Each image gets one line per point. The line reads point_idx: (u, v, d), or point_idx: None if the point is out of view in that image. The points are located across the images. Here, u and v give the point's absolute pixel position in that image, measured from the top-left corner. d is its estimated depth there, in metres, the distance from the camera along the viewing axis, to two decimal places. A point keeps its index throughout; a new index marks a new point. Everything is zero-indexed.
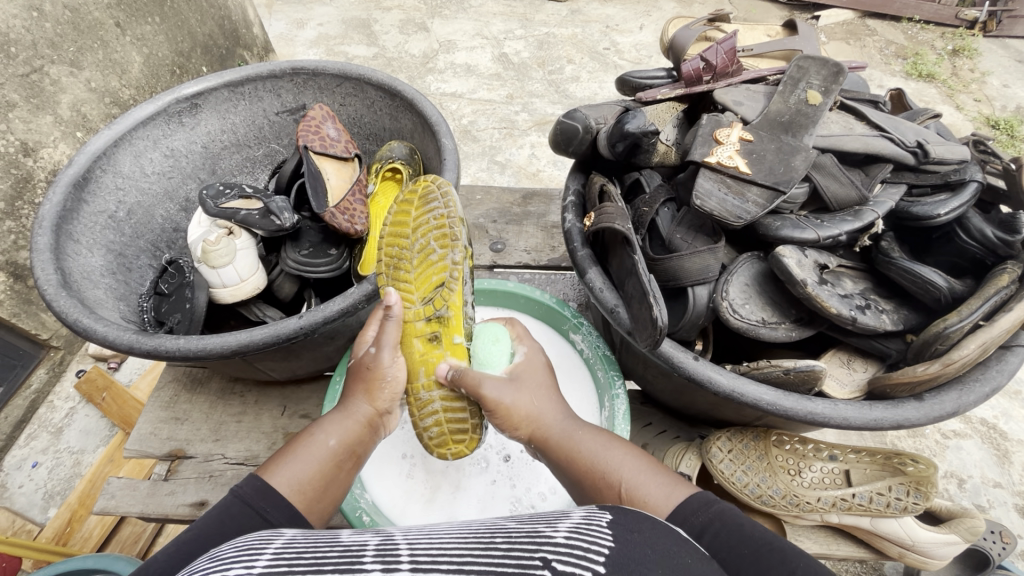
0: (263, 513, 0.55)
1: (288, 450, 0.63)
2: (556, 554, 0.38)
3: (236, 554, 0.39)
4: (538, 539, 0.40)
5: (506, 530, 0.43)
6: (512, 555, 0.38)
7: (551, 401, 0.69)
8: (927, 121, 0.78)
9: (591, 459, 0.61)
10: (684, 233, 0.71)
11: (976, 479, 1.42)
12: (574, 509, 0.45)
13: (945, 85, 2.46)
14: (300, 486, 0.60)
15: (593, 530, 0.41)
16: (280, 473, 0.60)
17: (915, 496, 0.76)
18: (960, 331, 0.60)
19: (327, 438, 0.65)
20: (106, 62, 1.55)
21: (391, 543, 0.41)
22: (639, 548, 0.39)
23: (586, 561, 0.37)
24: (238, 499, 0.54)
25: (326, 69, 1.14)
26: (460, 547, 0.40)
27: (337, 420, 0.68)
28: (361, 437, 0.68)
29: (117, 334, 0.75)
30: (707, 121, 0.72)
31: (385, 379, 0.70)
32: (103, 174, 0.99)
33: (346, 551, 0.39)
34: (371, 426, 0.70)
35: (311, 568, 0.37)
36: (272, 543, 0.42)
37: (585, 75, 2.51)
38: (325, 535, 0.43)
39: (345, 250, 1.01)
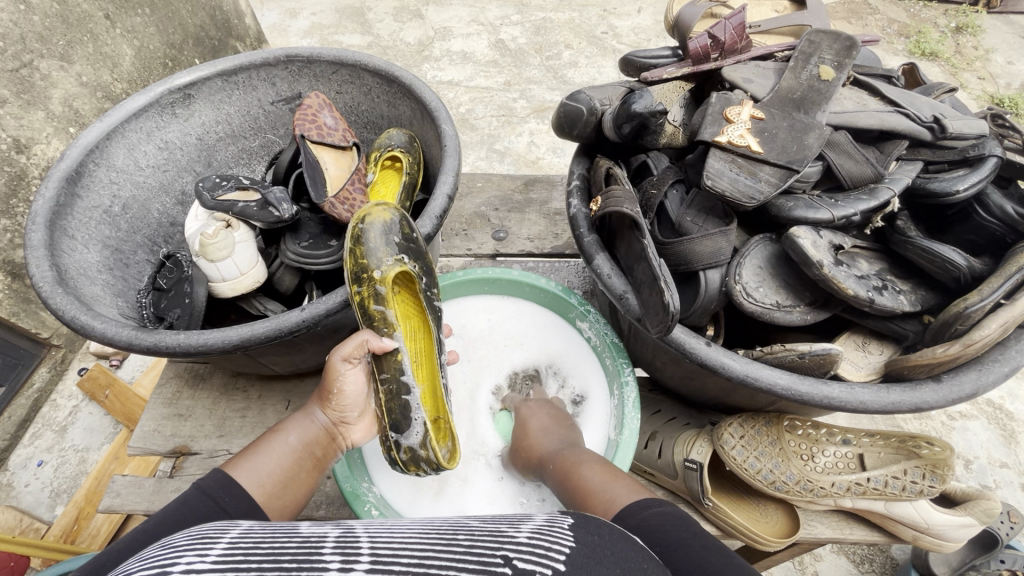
0: (222, 505, 0.59)
1: (252, 448, 0.68)
2: (517, 553, 0.40)
3: (190, 543, 0.40)
4: (501, 539, 0.42)
5: (468, 528, 0.45)
6: (474, 553, 0.40)
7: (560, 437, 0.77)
8: (943, 95, 0.75)
9: (581, 475, 0.66)
10: (694, 215, 0.70)
11: (983, 459, 1.41)
12: (535, 515, 0.48)
13: (949, 63, 2.42)
14: (262, 482, 0.65)
15: (554, 532, 0.43)
16: (244, 469, 0.65)
17: (931, 478, 0.75)
18: (981, 310, 0.58)
19: (288, 435, 0.71)
20: (97, 56, 1.52)
21: (352, 535, 0.41)
22: (597, 549, 0.42)
23: (547, 560, 0.39)
24: (199, 490, 0.59)
25: (321, 56, 1.12)
26: (421, 542, 0.41)
27: (299, 420, 0.73)
28: (321, 439, 0.74)
29: (116, 330, 0.74)
30: (717, 98, 0.69)
31: (330, 383, 0.73)
32: (96, 169, 0.97)
33: (306, 541, 0.40)
34: (329, 432, 0.75)
35: (268, 557, 0.37)
36: (228, 532, 0.43)
37: (583, 60, 2.47)
38: (283, 526, 0.44)
39: (346, 241, 0.98)
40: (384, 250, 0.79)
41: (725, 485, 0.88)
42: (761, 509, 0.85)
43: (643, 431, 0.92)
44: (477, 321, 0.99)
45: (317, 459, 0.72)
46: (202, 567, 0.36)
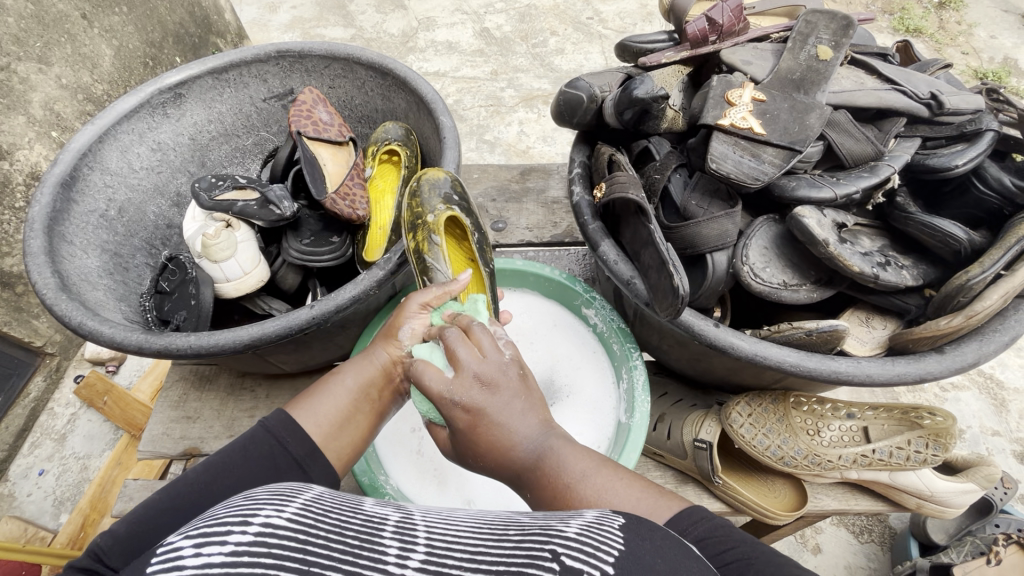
0: (284, 445, 0.59)
1: (312, 390, 0.64)
2: (566, 548, 0.37)
3: (269, 496, 0.41)
4: (550, 531, 0.39)
5: (521, 522, 0.43)
6: (522, 547, 0.38)
7: (529, 414, 0.54)
8: (938, 72, 0.76)
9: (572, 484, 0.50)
10: (699, 199, 0.70)
11: (975, 428, 1.45)
12: (586, 508, 0.44)
13: (932, 39, 2.44)
14: (322, 423, 0.62)
15: (604, 530, 0.39)
16: (306, 410, 0.62)
17: (934, 448, 0.77)
18: (983, 282, 0.60)
19: (345, 377, 0.65)
20: (76, 57, 1.48)
21: (410, 522, 0.42)
22: (648, 554, 0.38)
23: (594, 561, 0.36)
24: (263, 429, 0.60)
25: (312, 50, 1.10)
26: (475, 535, 0.41)
27: (357, 360, 0.67)
28: (382, 382, 0.66)
29: (124, 335, 0.73)
30: (717, 81, 0.70)
31: (399, 324, 0.65)
32: (91, 172, 0.96)
33: (368, 520, 0.40)
34: (390, 374, 0.66)
35: (335, 528, 0.38)
36: (301, 495, 0.43)
37: (569, 47, 2.45)
38: (350, 499, 0.45)
39: (347, 236, 0.99)
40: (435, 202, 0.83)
41: (734, 463, 0.90)
42: (769, 484, 0.87)
43: (651, 414, 0.93)
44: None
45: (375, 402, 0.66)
46: (278, 523, 0.37)
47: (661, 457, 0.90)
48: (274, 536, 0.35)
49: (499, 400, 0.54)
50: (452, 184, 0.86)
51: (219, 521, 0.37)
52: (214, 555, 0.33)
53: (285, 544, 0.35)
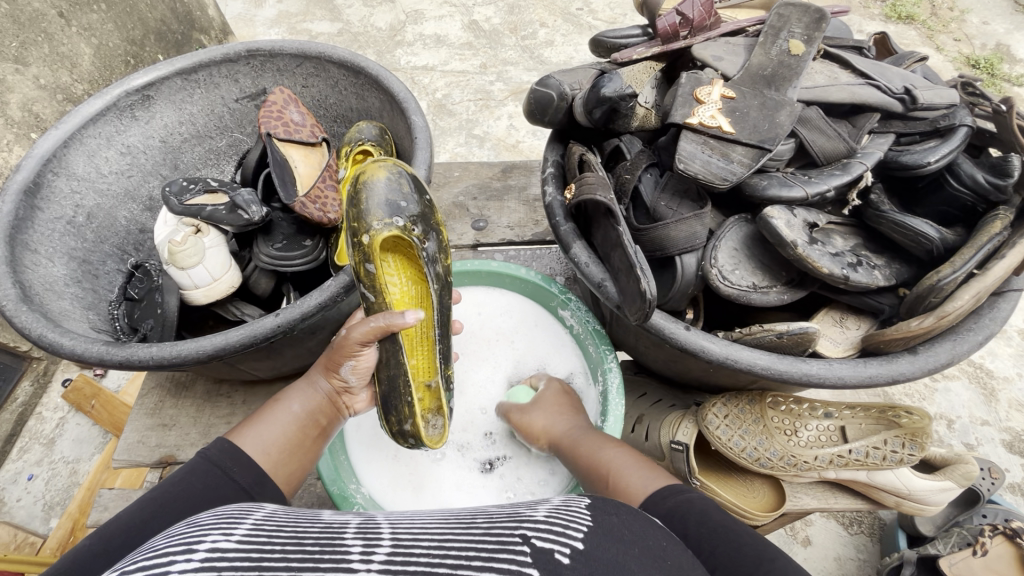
0: (230, 474, 0.57)
1: (253, 418, 0.66)
2: (535, 532, 0.39)
3: (215, 522, 0.39)
4: (519, 518, 0.42)
5: (488, 514, 0.44)
6: (493, 533, 0.40)
7: (619, 451, 0.67)
8: (914, 65, 0.75)
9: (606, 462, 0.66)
10: (668, 199, 0.69)
11: (964, 419, 1.44)
12: (553, 498, 0.47)
13: (925, 26, 2.41)
14: (266, 448, 0.62)
15: (570, 513, 0.43)
16: (248, 438, 0.63)
17: (911, 447, 0.77)
18: (954, 282, 0.59)
19: (291, 404, 0.69)
20: (53, 57, 1.46)
21: (373, 523, 0.41)
22: (619, 529, 0.41)
23: (564, 536, 0.39)
24: (205, 459, 0.57)
25: (284, 49, 1.08)
26: (442, 528, 0.41)
27: (300, 387, 0.71)
28: (324, 408, 0.71)
29: (86, 346, 0.72)
30: (686, 80, 0.68)
31: (342, 357, 0.68)
32: (56, 178, 0.94)
33: (327, 527, 0.40)
34: (331, 399, 0.72)
35: (290, 540, 0.37)
36: (252, 515, 0.42)
37: (559, 39, 2.42)
38: (304, 513, 0.43)
39: (320, 240, 0.97)
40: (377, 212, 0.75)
41: (712, 464, 0.89)
42: (748, 484, 0.86)
43: (629, 415, 0.92)
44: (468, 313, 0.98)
45: (319, 426, 0.70)
46: (226, 546, 0.35)
47: None
48: (223, 559, 0.34)
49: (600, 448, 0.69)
50: (397, 188, 0.76)
51: (160, 553, 0.34)
52: None
53: (236, 565, 0.33)
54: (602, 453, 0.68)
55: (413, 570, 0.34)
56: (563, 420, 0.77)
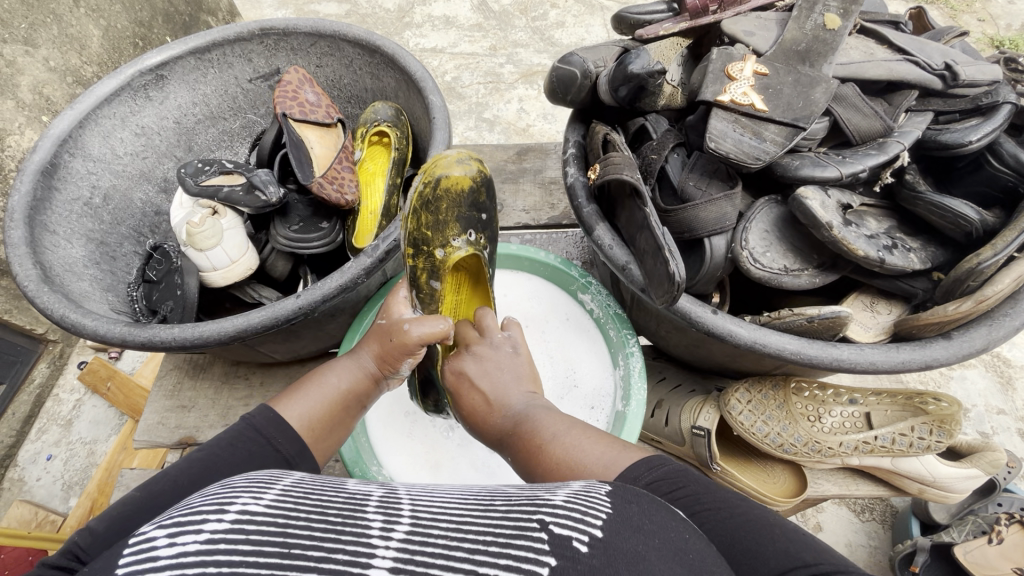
0: (273, 445, 0.56)
1: (294, 388, 0.62)
2: (553, 517, 0.37)
3: (246, 485, 0.39)
4: (537, 502, 0.39)
5: (508, 494, 0.43)
6: (510, 517, 0.38)
7: (566, 427, 0.55)
8: (953, 41, 0.72)
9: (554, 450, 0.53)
10: (697, 179, 0.67)
11: (980, 407, 1.43)
12: (573, 478, 0.44)
13: (947, 6, 2.33)
14: (308, 421, 0.59)
15: (591, 497, 0.40)
16: (291, 407, 0.60)
17: (939, 434, 0.75)
18: (994, 265, 0.57)
19: (335, 379, 0.65)
20: (63, 39, 1.44)
21: (394, 496, 0.40)
22: (637, 518, 0.38)
23: (581, 527, 0.36)
24: (250, 427, 0.56)
25: (297, 28, 1.06)
26: (460, 506, 0.40)
27: (347, 364, 0.67)
28: (367, 387, 0.67)
29: (108, 327, 0.72)
30: (717, 55, 0.66)
31: (399, 354, 0.66)
32: (72, 159, 0.93)
33: (350, 498, 0.39)
34: (376, 379, 0.68)
35: (315, 508, 0.36)
36: (280, 481, 0.41)
37: (570, 20, 2.37)
38: (330, 480, 0.43)
39: (337, 222, 0.96)
40: (452, 221, 0.78)
41: (733, 449, 0.89)
42: (768, 470, 0.86)
43: (649, 399, 0.92)
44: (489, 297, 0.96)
45: (359, 403, 0.66)
46: (255, 509, 0.35)
47: (660, 444, 0.89)
48: (251, 522, 0.33)
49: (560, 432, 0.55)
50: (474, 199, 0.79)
51: (192, 510, 0.34)
52: (189, 545, 0.31)
53: (264, 529, 0.33)
54: (552, 437, 0.55)
55: (429, 553, 0.33)
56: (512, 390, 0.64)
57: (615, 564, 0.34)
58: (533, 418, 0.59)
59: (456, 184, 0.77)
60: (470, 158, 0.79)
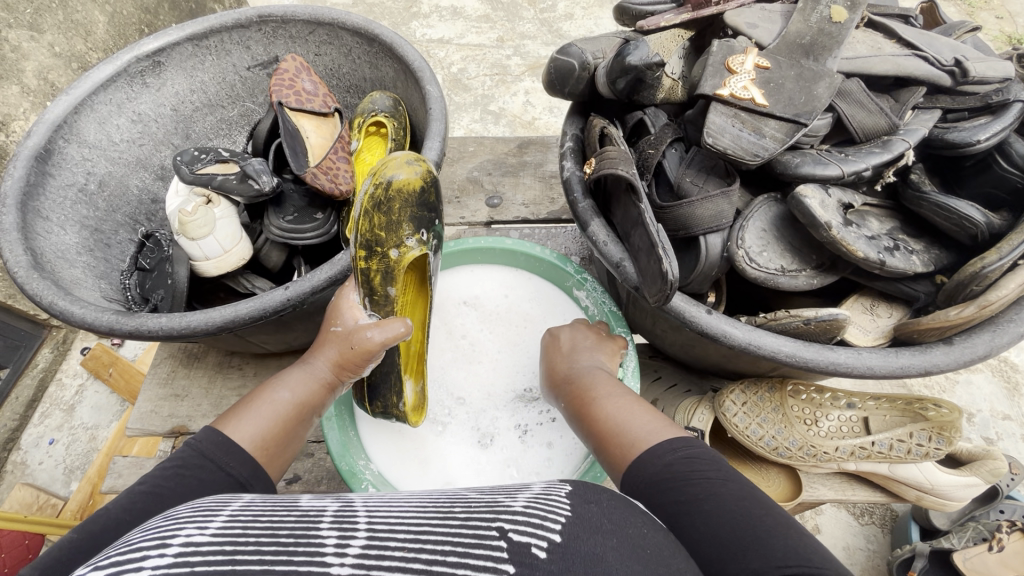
0: (224, 468, 0.54)
1: (245, 407, 0.62)
2: (513, 525, 0.38)
3: (191, 515, 0.38)
4: (497, 509, 0.40)
5: (466, 501, 0.43)
6: (470, 525, 0.38)
7: (619, 391, 0.65)
8: (965, 36, 0.69)
9: (598, 406, 0.64)
10: (694, 175, 0.66)
11: (985, 412, 1.40)
12: (533, 485, 0.46)
13: (966, 3, 2.28)
14: (260, 439, 0.59)
15: (551, 503, 0.41)
16: (240, 427, 0.59)
17: (938, 441, 0.74)
18: (999, 270, 0.55)
19: (286, 394, 0.64)
20: (68, 24, 1.44)
21: (349, 509, 0.40)
22: (597, 519, 0.40)
23: (543, 531, 0.37)
24: (197, 453, 0.54)
25: (296, 15, 1.05)
26: (417, 516, 0.39)
27: (298, 376, 0.67)
28: (321, 395, 0.68)
29: (95, 315, 0.71)
30: (718, 47, 0.64)
31: (362, 359, 0.66)
32: (67, 145, 0.93)
33: (304, 514, 0.38)
34: (331, 387, 0.69)
35: (265, 531, 0.35)
36: (230, 506, 0.40)
37: (579, 12, 2.34)
38: (282, 500, 0.42)
39: (332, 213, 0.95)
40: (406, 222, 0.73)
41: (726, 452, 0.87)
42: (763, 473, 0.84)
43: (642, 399, 0.90)
44: (489, 292, 0.96)
45: (313, 413, 0.67)
46: (201, 539, 0.34)
47: None
48: (196, 553, 0.32)
49: (612, 396, 0.64)
50: (423, 196, 0.74)
51: (133, 548, 0.33)
52: None
53: (210, 558, 0.32)
54: (605, 401, 0.64)
55: (386, 566, 0.33)
56: (590, 359, 0.74)
57: (574, 567, 0.35)
58: (592, 382, 0.68)
59: (407, 184, 0.72)
60: (417, 157, 0.73)
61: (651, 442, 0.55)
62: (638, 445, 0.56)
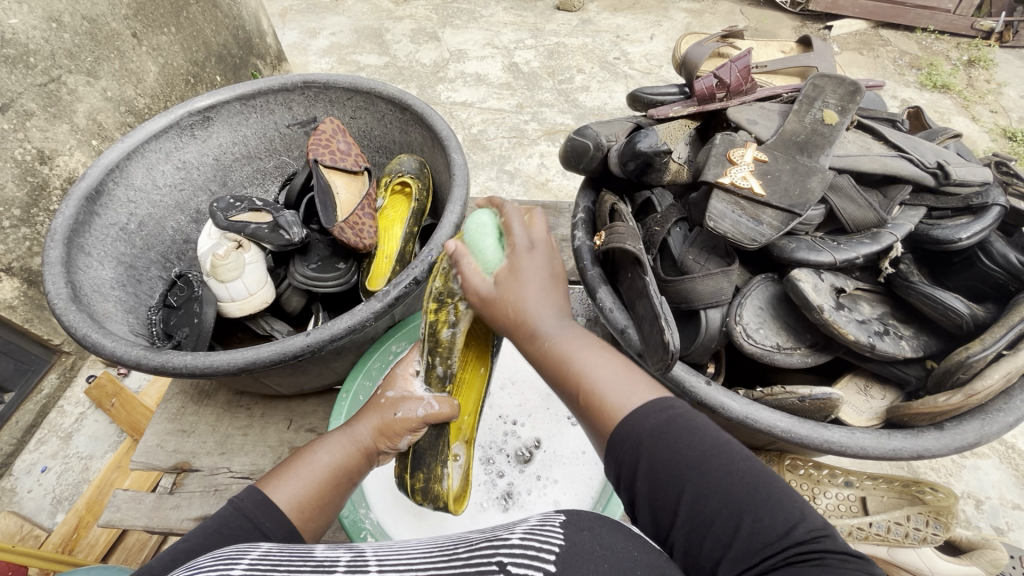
0: (260, 527, 0.53)
1: (287, 468, 0.62)
2: (511, 557, 0.37)
3: (213, 564, 0.39)
4: (495, 543, 0.40)
5: (469, 540, 0.43)
6: (471, 563, 0.38)
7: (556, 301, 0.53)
8: (947, 141, 0.76)
9: (573, 367, 0.49)
10: (696, 254, 0.70)
11: (994, 500, 1.37)
12: (529, 515, 0.44)
13: (960, 96, 2.43)
14: (299, 501, 0.58)
15: (547, 530, 0.40)
16: (280, 489, 0.59)
17: (935, 526, 0.74)
18: (983, 360, 0.58)
19: (321, 454, 0.65)
20: (122, 72, 1.56)
21: (362, 558, 0.42)
22: (587, 546, 0.38)
23: (537, 566, 0.36)
24: (238, 512, 0.53)
25: (337, 83, 1.15)
26: (426, 560, 0.40)
27: (336, 439, 0.67)
28: (358, 463, 0.67)
29: (124, 349, 0.75)
30: (720, 140, 0.70)
31: (402, 428, 0.68)
32: (116, 187, 1.00)
33: (320, 564, 0.40)
34: (368, 454, 0.68)
35: None
36: (249, 554, 0.42)
37: (594, 85, 2.50)
38: (299, 549, 0.44)
39: (353, 264, 1.01)
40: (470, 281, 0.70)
41: None
42: None
43: None
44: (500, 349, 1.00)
45: (349, 480, 0.65)
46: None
47: None
48: None
49: (591, 353, 0.50)
50: None
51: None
52: None
53: None
54: (585, 359, 0.49)
55: None
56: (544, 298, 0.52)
57: None
58: (567, 342, 0.50)
59: None
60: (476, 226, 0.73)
61: (633, 408, 0.46)
62: (621, 413, 0.46)
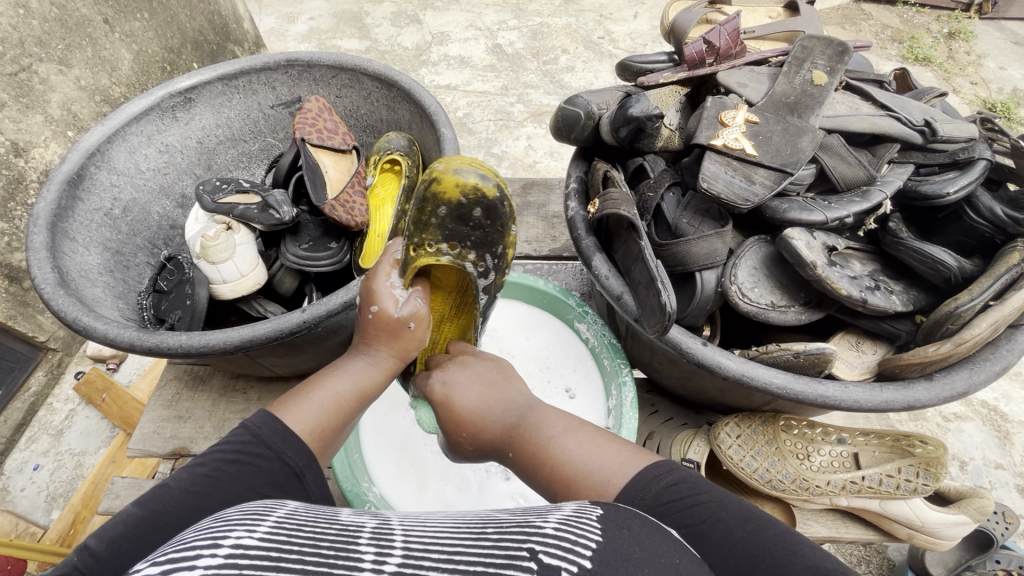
0: (281, 458, 0.51)
1: (299, 391, 0.58)
2: (543, 545, 0.36)
3: (241, 518, 0.38)
4: (528, 529, 0.38)
5: (499, 521, 0.41)
6: (501, 546, 0.37)
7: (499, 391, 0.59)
8: (933, 100, 0.77)
9: (551, 452, 0.52)
10: (690, 216, 0.71)
11: (978, 460, 1.42)
12: (564, 503, 0.42)
13: (941, 68, 2.45)
14: (313, 427, 0.55)
15: (581, 523, 0.38)
16: (296, 413, 0.55)
17: (924, 477, 0.77)
18: (972, 310, 0.59)
19: (338, 378, 0.60)
20: (96, 60, 1.50)
21: (387, 528, 0.39)
22: (625, 545, 0.36)
23: (569, 558, 0.34)
24: (255, 439, 0.51)
25: (321, 60, 1.13)
26: (453, 536, 0.39)
27: (355, 363, 0.63)
28: (373, 389, 0.62)
29: (117, 331, 0.74)
30: (712, 103, 0.70)
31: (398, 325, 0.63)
32: (97, 171, 0.98)
33: (343, 530, 0.38)
34: (386, 374, 0.64)
35: (309, 540, 0.35)
36: (274, 513, 0.40)
37: (579, 65, 2.48)
38: (325, 512, 0.42)
39: (345, 243, 1.00)
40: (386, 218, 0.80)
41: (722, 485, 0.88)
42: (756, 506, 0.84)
43: (640, 431, 0.92)
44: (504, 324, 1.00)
45: (365, 404, 0.62)
46: (249, 542, 0.34)
47: None
48: (245, 556, 0.32)
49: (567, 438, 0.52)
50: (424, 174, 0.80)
51: (186, 547, 0.34)
52: None
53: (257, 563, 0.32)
54: (557, 449, 0.52)
55: None
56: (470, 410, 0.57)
57: None
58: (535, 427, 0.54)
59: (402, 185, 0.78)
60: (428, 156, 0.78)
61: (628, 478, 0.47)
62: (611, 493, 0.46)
